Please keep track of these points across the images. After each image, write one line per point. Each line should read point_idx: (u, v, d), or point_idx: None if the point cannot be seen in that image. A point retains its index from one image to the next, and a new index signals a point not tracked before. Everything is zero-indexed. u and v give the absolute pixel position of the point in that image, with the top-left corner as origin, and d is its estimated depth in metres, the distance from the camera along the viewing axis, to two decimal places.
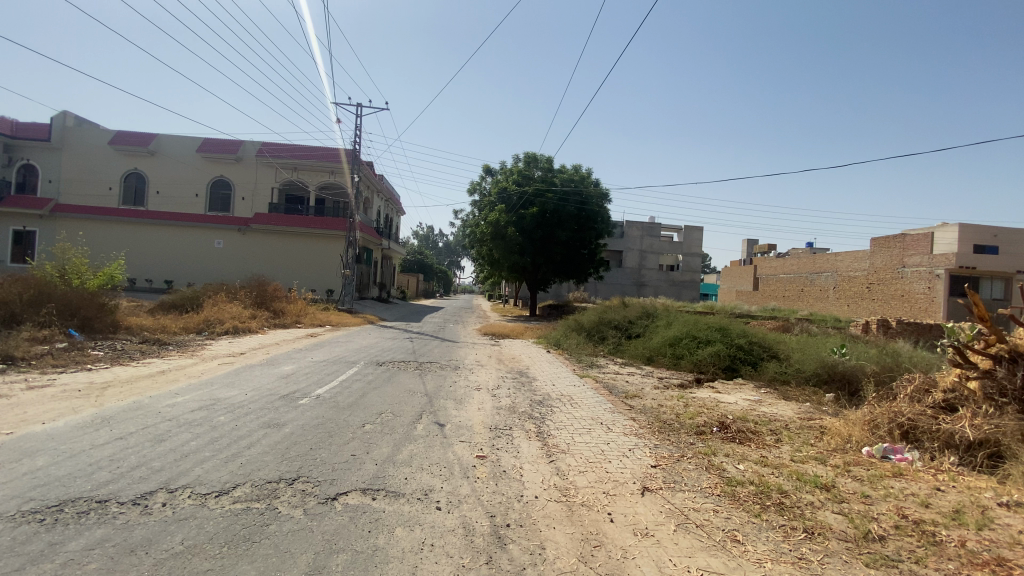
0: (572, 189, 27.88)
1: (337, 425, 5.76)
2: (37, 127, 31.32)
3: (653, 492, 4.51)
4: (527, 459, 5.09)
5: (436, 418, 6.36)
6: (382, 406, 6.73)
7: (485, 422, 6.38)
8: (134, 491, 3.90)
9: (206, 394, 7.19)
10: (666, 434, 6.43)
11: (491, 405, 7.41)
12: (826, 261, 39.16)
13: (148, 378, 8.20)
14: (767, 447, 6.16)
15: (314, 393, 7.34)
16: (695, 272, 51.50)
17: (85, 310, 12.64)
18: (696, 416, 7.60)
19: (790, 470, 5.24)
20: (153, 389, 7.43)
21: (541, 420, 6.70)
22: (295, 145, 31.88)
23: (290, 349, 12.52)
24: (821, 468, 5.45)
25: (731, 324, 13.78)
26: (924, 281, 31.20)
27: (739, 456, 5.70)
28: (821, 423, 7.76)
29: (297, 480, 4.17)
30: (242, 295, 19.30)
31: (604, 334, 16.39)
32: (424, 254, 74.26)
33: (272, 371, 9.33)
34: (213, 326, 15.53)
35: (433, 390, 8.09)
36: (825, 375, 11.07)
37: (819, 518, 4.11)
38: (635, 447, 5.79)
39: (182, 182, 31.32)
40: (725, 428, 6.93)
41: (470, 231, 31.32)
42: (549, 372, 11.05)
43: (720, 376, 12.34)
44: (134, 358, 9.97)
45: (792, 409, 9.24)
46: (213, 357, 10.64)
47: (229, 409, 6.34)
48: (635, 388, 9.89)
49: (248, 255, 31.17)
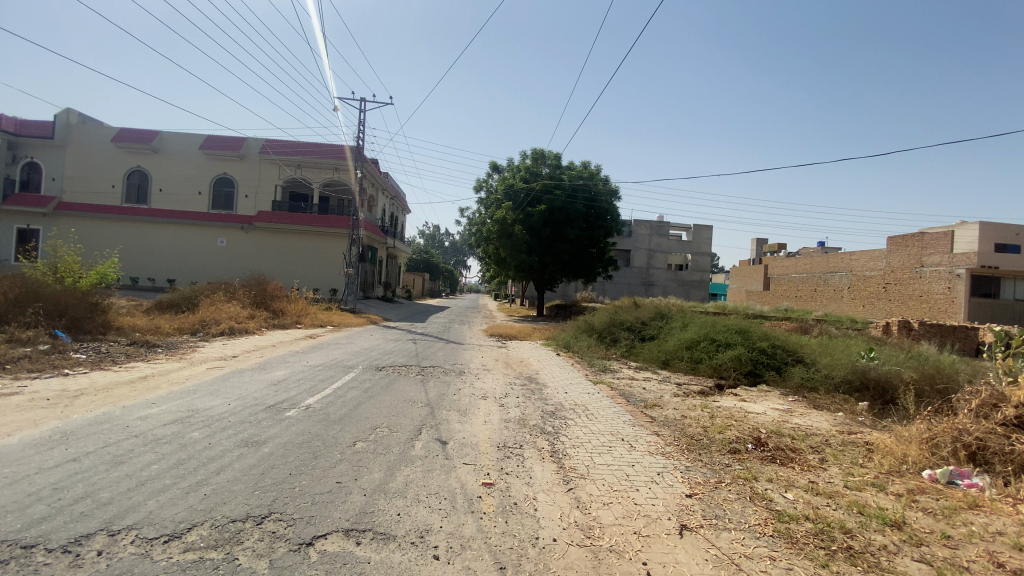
0: (581, 186, 27.19)
1: (323, 443, 5.05)
2: (40, 124, 30.96)
3: (693, 531, 3.80)
4: (541, 488, 4.37)
5: (437, 434, 5.64)
6: (378, 420, 6.03)
7: (492, 439, 5.64)
8: (68, 533, 3.21)
9: (185, 404, 6.52)
10: (697, 453, 5.69)
11: (498, 417, 6.68)
12: (841, 260, 38.13)
13: (127, 385, 7.50)
14: (812, 470, 5.42)
15: (304, 404, 6.64)
16: (704, 271, 50.59)
17: (73, 310, 12.07)
18: (725, 430, 6.86)
19: (848, 502, 4.54)
20: (128, 398, 6.75)
21: (556, 436, 5.96)
22: (299, 142, 31.31)
23: (286, 351, 11.81)
24: (883, 498, 4.78)
25: (751, 327, 13.02)
26: (944, 281, 30.28)
27: (785, 481, 4.95)
28: (866, 439, 7.03)
29: (268, 518, 3.48)
30: (241, 294, 18.69)
31: (616, 335, 15.60)
32: (430, 253, 73.62)
33: (264, 376, 8.64)
34: (209, 326, 14.90)
35: (436, 399, 7.37)
36: (857, 382, 10.34)
37: (902, 570, 3.38)
38: (664, 471, 5.04)
39: (185, 179, 30.80)
40: (761, 445, 6.19)
41: (475, 230, 30.59)
42: (561, 378, 10.34)
43: (742, 382, 11.55)
44: (118, 361, 9.29)
45: (827, 421, 8.46)
46: (202, 360, 9.96)
47: (206, 423, 5.64)
48: (654, 396, 9.14)
49: (252, 253, 30.65)
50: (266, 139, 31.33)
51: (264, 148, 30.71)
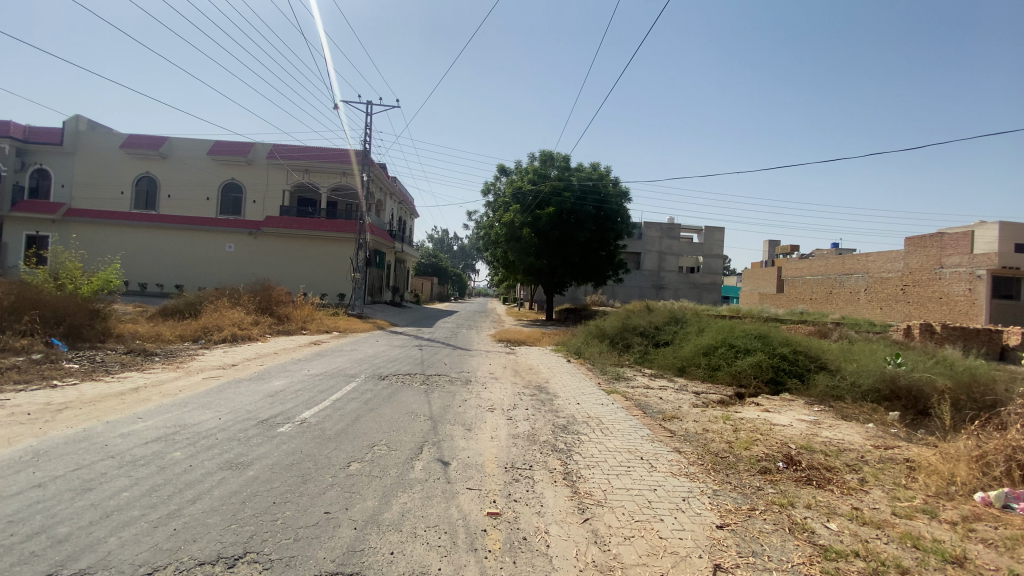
0: (590, 188, 26.71)
1: (315, 465, 4.59)
2: (50, 131, 31.05)
3: (728, 572, 3.33)
4: (553, 518, 3.90)
5: (439, 453, 5.17)
6: (376, 436, 5.58)
7: (499, 458, 5.19)
8: None
9: (173, 418, 6.11)
10: (724, 475, 5.20)
11: (506, 432, 6.20)
12: (856, 262, 37.26)
13: (116, 398, 7.11)
14: (853, 494, 4.93)
15: (299, 418, 6.19)
16: (716, 273, 49.83)
17: (71, 318, 11.77)
18: (751, 445, 6.36)
19: (900, 533, 4.04)
20: (114, 412, 6.34)
21: (569, 454, 5.49)
22: (307, 146, 31.15)
23: (287, 359, 11.41)
24: (937, 528, 4.26)
25: (771, 331, 12.44)
26: (964, 283, 29.38)
27: (825, 509, 4.47)
28: (905, 456, 6.50)
29: (241, 560, 3.04)
30: (245, 299, 18.38)
31: (629, 341, 15.05)
32: (439, 257, 73.43)
33: (261, 387, 8.21)
34: (210, 333, 14.58)
35: (440, 412, 6.92)
36: (887, 391, 9.76)
37: None
38: (689, 495, 4.56)
39: (193, 184, 30.73)
40: (793, 464, 5.70)
41: (483, 233, 30.18)
42: (572, 387, 9.83)
43: (763, 391, 11.01)
44: (112, 371, 8.94)
45: (859, 434, 7.90)
46: (199, 369, 9.57)
47: (192, 441, 5.20)
48: (672, 407, 8.62)
49: (260, 259, 30.43)
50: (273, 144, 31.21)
51: (271, 152, 30.57)
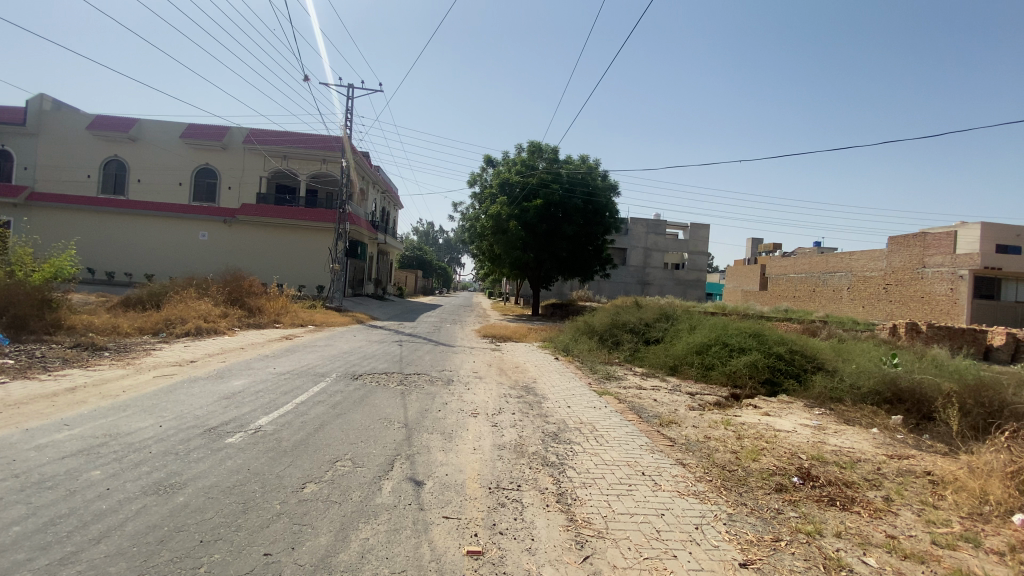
0: (577, 180, 26.13)
1: (262, 487, 3.86)
2: (11, 111, 29.34)
3: None
4: (546, 558, 3.22)
5: (412, 470, 4.45)
6: (340, 449, 4.84)
7: (482, 475, 4.50)
8: None
9: (106, 425, 5.28)
10: (737, 494, 4.60)
11: (490, 442, 5.50)
12: (840, 260, 37.24)
13: (47, 399, 6.25)
14: (884, 519, 4.35)
15: (253, 426, 5.42)
16: (701, 270, 49.69)
17: (16, 307, 10.79)
18: (759, 456, 5.76)
19: (950, 571, 3.45)
20: (37, 418, 5.47)
21: (562, 469, 4.82)
22: (284, 131, 29.95)
23: (254, 355, 10.50)
24: (987, 561, 3.69)
25: (766, 329, 11.91)
26: (946, 283, 29.37)
27: (858, 538, 3.89)
28: (924, 467, 5.95)
29: None
30: (214, 290, 17.34)
31: (618, 338, 14.48)
32: (424, 249, 72.16)
33: (219, 387, 7.41)
34: (173, 327, 13.60)
35: (416, 419, 6.19)
36: (888, 394, 9.28)
37: None
38: (703, 522, 3.93)
39: (165, 169, 29.42)
40: (810, 479, 5.12)
41: (469, 226, 29.40)
42: (559, 387, 9.17)
43: (759, 393, 10.50)
44: (52, 368, 8.03)
45: (867, 440, 7.37)
46: (152, 367, 8.67)
47: (120, 455, 4.39)
48: (668, 411, 7.99)
49: (234, 248, 29.23)
50: (250, 128, 29.91)
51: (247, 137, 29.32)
